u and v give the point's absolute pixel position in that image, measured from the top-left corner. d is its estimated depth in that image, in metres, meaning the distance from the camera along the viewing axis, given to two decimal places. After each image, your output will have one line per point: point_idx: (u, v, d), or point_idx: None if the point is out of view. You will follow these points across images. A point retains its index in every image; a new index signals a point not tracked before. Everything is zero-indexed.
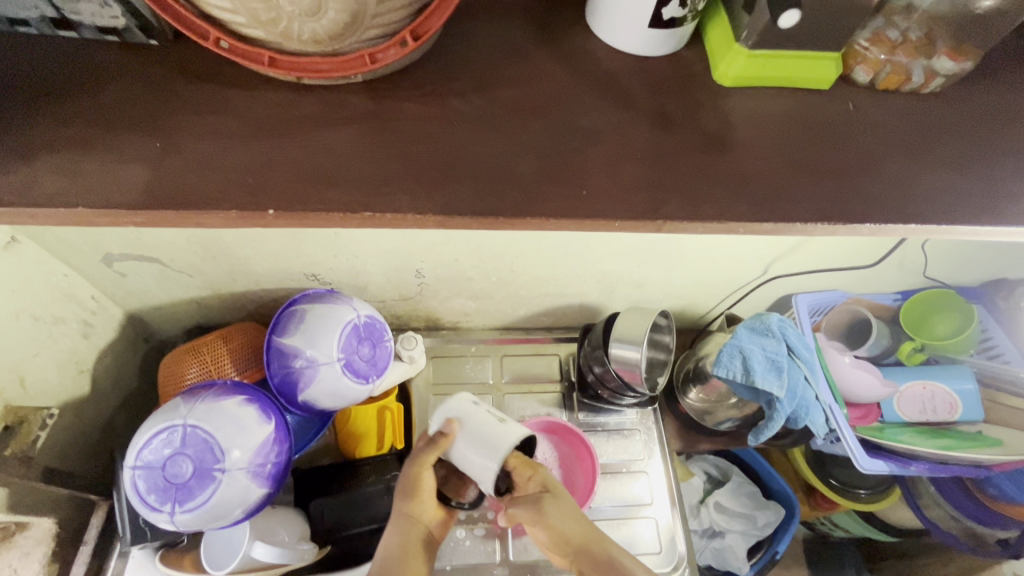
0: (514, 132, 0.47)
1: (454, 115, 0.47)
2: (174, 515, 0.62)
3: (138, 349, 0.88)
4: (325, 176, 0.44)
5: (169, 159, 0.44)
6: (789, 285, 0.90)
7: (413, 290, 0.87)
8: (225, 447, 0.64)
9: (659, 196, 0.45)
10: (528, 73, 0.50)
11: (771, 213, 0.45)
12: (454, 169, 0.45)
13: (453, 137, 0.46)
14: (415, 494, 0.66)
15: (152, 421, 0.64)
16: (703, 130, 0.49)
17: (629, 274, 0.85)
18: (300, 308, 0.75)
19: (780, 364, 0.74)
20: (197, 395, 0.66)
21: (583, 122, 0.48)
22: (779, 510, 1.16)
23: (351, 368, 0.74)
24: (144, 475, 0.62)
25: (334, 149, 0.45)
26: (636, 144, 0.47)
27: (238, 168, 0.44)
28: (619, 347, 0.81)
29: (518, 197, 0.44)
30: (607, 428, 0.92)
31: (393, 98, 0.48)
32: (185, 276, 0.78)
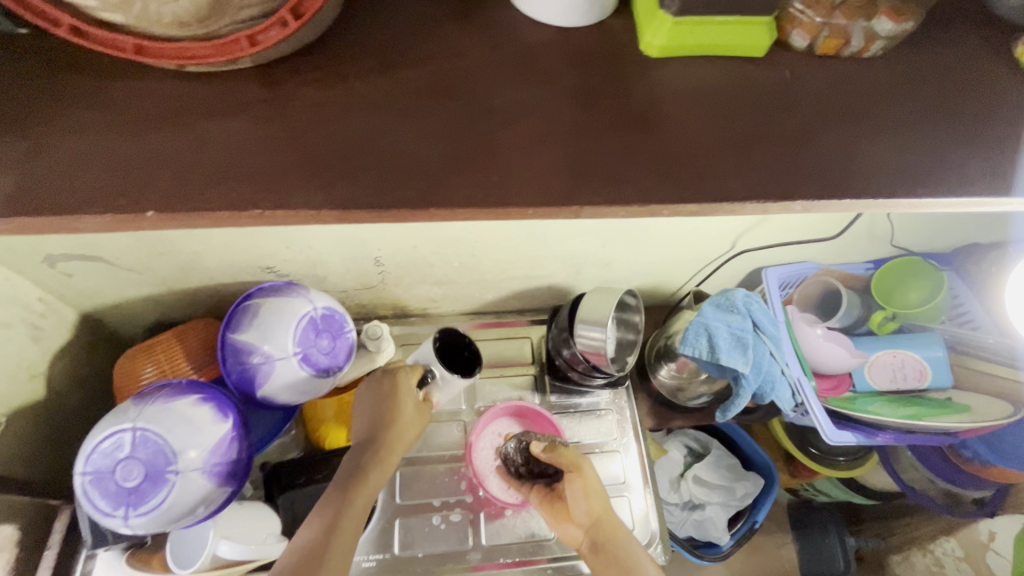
0: (431, 114, 0.45)
1: (364, 97, 0.45)
2: (128, 519, 0.61)
3: (97, 348, 0.87)
4: (218, 169, 0.42)
5: (43, 158, 0.42)
6: (758, 259, 0.89)
7: (374, 279, 0.85)
8: (179, 449, 0.63)
9: (585, 177, 0.43)
10: (445, 47, 0.48)
11: (698, 195, 0.44)
12: (363, 156, 0.43)
13: (363, 122, 0.44)
14: (392, 413, 0.70)
15: (99, 426, 0.63)
16: (634, 104, 0.46)
17: (592, 254, 0.84)
18: (254, 302, 0.74)
19: (745, 340, 0.73)
20: (148, 398, 0.65)
21: (499, 102, 0.45)
22: (759, 480, 1.17)
23: (309, 362, 0.73)
24: (93, 481, 0.61)
25: (228, 141, 0.43)
26: (555, 121, 0.45)
27: (138, 171, 0.42)
28: (584, 329, 0.79)
29: (429, 184, 0.42)
30: (580, 410, 0.92)
31: (290, 82, 0.45)
32: (136, 274, 0.76)
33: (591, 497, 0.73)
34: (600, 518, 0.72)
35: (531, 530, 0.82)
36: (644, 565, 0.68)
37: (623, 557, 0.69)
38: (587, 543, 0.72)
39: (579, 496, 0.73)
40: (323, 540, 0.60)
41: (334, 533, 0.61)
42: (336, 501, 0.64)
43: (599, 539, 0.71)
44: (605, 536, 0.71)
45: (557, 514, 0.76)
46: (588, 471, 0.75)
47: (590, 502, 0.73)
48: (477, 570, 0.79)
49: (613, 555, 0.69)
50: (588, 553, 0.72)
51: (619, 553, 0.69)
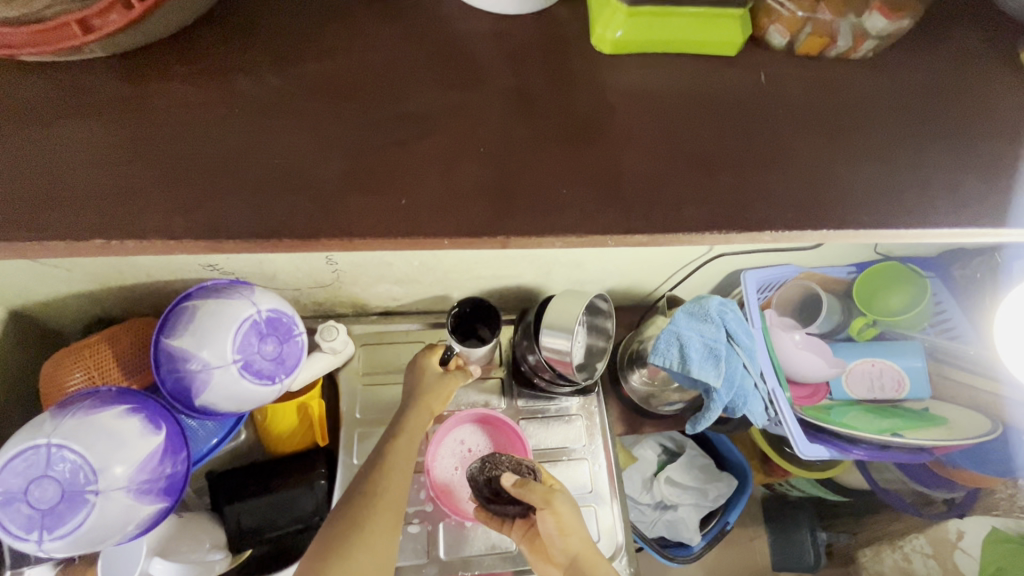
0: (317, 122, 0.46)
1: (238, 97, 0.47)
2: (43, 543, 0.56)
3: (29, 346, 0.81)
4: (80, 186, 0.44)
5: None
6: (736, 262, 0.86)
7: (328, 278, 0.79)
8: (101, 466, 0.58)
9: (510, 206, 0.45)
10: (345, 42, 0.49)
11: (654, 224, 0.45)
12: (272, 177, 0.44)
13: (245, 130, 0.46)
14: (418, 385, 0.77)
15: (10, 442, 0.57)
16: (577, 115, 0.48)
17: (562, 254, 0.79)
18: (192, 304, 0.68)
19: (717, 351, 0.69)
20: (67, 410, 0.59)
21: (404, 109, 0.47)
22: (732, 481, 1.15)
23: (250, 370, 0.68)
24: (1, 503, 0.55)
25: (72, 144, 0.45)
26: (438, 131, 0.47)
27: (83, 195, 0.43)
28: (549, 335, 0.75)
29: (344, 209, 0.44)
30: (547, 415, 0.88)
31: (157, 80, 0.47)
32: (62, 270, 0.70)
33: (566, 536, 0.67)
34: (578, 555, 0.67)
35: (492, 541, 0.79)
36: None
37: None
38: None
39: (554, 534, 0.67)
40: (357, 505, 0.64)
41: (377, 495, 0.66)
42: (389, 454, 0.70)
43: None
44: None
45: (540, 550, 0.72)
46: (562, 509, 0.67)
47: (566, 540, 0.67)
48: None
49: None
50: None
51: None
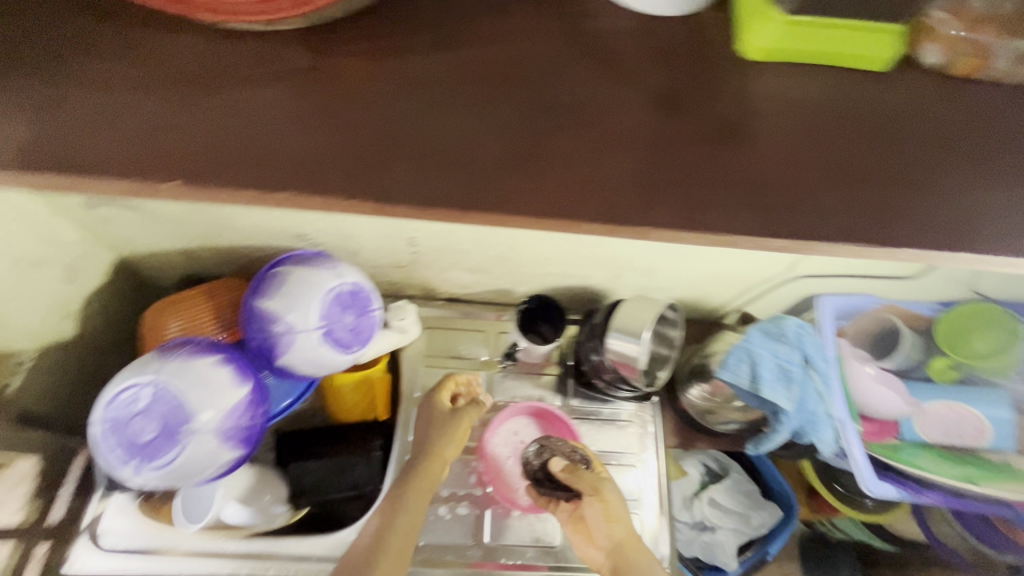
0: (482, 104, 0.46)
1: (416, 78, 0.47)
2: (140, 471, 0.61)
3: (129, 294, 0.88)
4: (252, 149, 0.43)
5: (71, 114, 0.43)
6: (814, 286, 0.83)
7: (406, 259, 0.82)
8: (195, 408, 0.62)
9: (655, 194, 0.43)
10: (506, 33, 0.50)
11: (783, 230, 0.43)
12: (426, 148, 0.44)
13: (409, 107, 0.46)
14: (431, 423, 0.81)
15: (120, 375, 0.63)
16: (720, 117, 0.47)
17: (636, 259, 0.80)
18: (284, 270, 0.72)
19: (790, 373, 0.68)
20: (170, 353, 0.64)
21: (561, 98, 0.47)
22: (776, 511, 1.13)
23: (331, 337, 0.71)
24: (109, 430, 0.61)
25: (260, 108, 0.45)
26: (608, 124, 0.46)
27: (243, 155, 0.43)
28: (616, 337, 0.75)
29: (489, 181, 0.43)
30: (600, 418, 0.89)
31: (335, 54, 0.48)
32: (171, 226, 0.76)
33: (612, 521, 0.73)
34: (622, 542, 0.72)
35: (535, 535, 0.80)
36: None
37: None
38: (608, 566, 0.72)
39: (599, 519, 0.73)
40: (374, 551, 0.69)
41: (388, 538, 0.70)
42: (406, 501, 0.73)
43: (620, 563, 0.71)
44: (627, 560, 0.71)
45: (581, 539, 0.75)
46: (611, 495, 0.75)
47: (611, 526, 0.73)
48: (477, 567, 0.77)
49: None
50: None
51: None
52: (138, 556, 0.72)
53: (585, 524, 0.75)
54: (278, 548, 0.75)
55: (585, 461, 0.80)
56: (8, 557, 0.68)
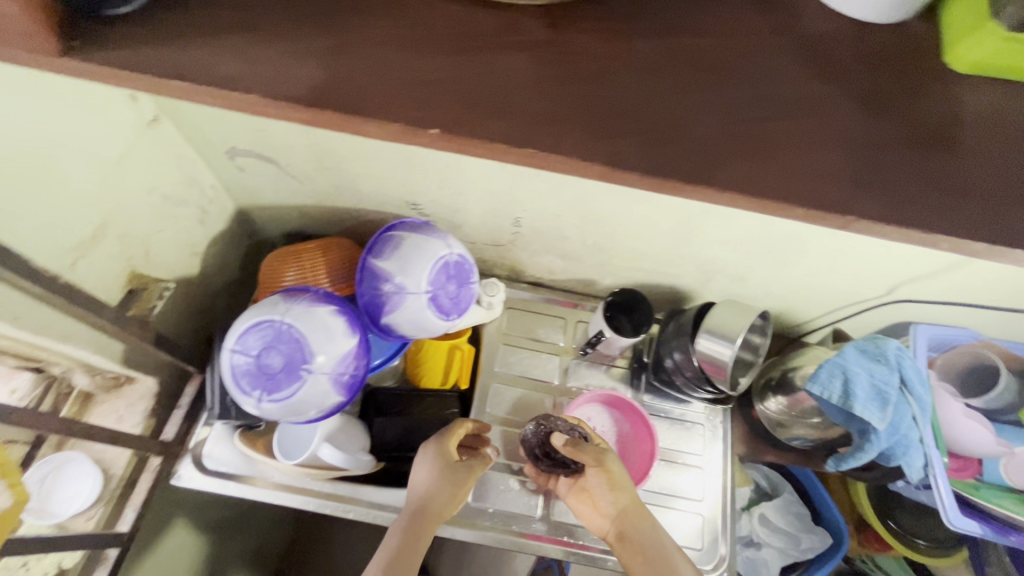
0: (706, 91, 0.39)
1: (640, 58, 0.39)
2: (261, 402, 0.66)
3: (241, 242, 0.95)
4: (492, 105, 0.36)
5: (344, 60, 0.38)
6: (907, 312, 0.82)
7: (506, 238, 0.85)
8: (314, 350, 0.67)
9: (870, 188, 0.37)
10: (723, 18, 0.42)
11: (987, 235, 0.37)
12: (641, 119, 0.37)
13: (638, 84, 0.38)
14: (436, 476, 0.75)
15: (251, 312, 0.68)
16: (924, 123, 0.41)
17: (732, 265, 0.80)
18: (396, 234, 0.77)
19: (886, 395, 0.67)
20: (295, 298, 0.69)
21: (782, 90, 0.40)
22: (826, 538, 1.11)
23: (434, 303, 0.75)
24: (238, 360, 0.66)
25: (505, 75, 0.37)
26: (832, 122, 0.39)
27: (492, 110, 0.36)
28: (708, 339, 0.76)
29: (704, 160, 0.36)
30: (670, 416, 0.90)
31: (573, 26, 0.40)
32: (296, 182, 0.81)
33: (615, 490, 0.73)
34: (626, 510, 0.72)
35: None
36: (668, 556, 0.69)
37: (647, 549, 0.69)
38: (612, 533, 0.73)
39: (602, 488, 0.74)
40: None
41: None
42: (439, 473, 0.75)
43: (624, 529, 0.72)
44: (630, 526, 0.71)
45: (582, 506, 0.76)
46: (614, 467, 0.74)
47: (614, 495, 0.73)
48: (537, 539, 0.80)
49: (639, 549, 0.70)
50: (614, 542, 0.72)
51: (643, 543, 0.70)
52: (236, 482, 0.79)
53: (587, 490, 0.76)
54: (360, 493, 0.80)
55: (584, 433, 0.79)
56: (126, 465, 0.76)
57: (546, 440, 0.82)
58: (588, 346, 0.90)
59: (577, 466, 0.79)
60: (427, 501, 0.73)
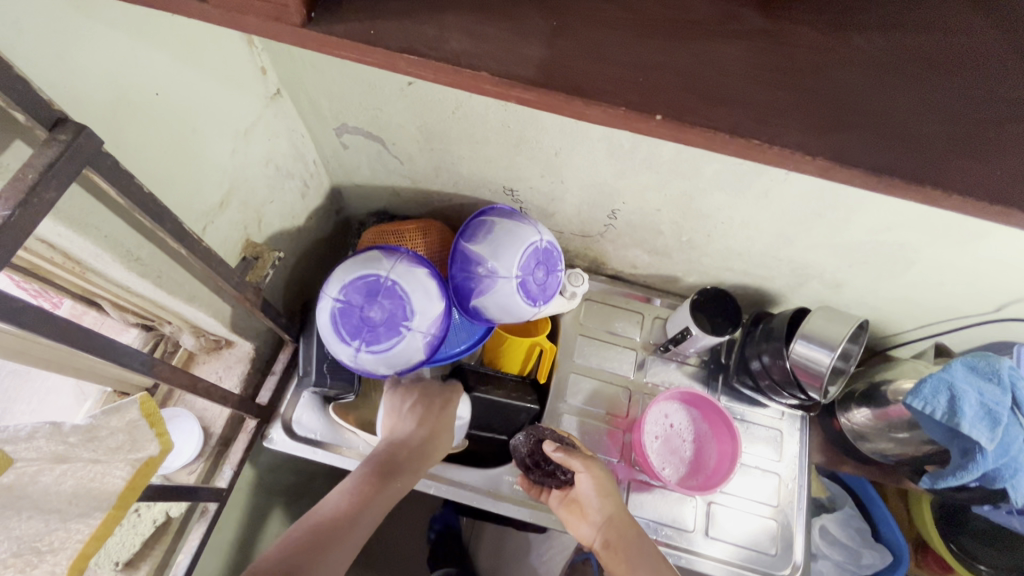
0: (927, 88, 0.31)
1: (859, 54, 0.31)
2: (358, 352, 0.69)
3: (330, 218, 0.97)
4: (715, 91, 0.30)
5: (563, 40, 0.31)
6: (1010, 331, 0.79)
7: (596, 229, 0.85)
8: (415, 310, 0.69)
9: None
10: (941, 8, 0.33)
11: None
12: (851, 113, 0.30)
13: (853, 78, 0.31)
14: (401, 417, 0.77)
15: (356, 265, 0.70)
16: None
17: (830, 271, 0.78)
18: (490, 220, 0.78)
19: (998, 415, 0.65)
20: (397, 256, 0.71)
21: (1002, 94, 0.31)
22: (886, 555, 1.09)
23: (526, 289, 0.76)
24: (341, 310, 0.69)
25: (724, 64, 0.31)
26: None
27: (712, 101, 0.30)
28: (804, 345, 0.75)
29: (920, 162, 0.29)
30: (746, 419, 0.89)
31: (790, 18, 0.32)
32: (397, 162, 0.83)
33: (603, 496, 0.73)
34: (613, 517, 0.72)
35: (671, 515, 0.82)
36: (655, 560, 0.68)
37: (636, 556, 0.68)
38: (600, 541, 0.72)
39: (591, 495, 0.73)
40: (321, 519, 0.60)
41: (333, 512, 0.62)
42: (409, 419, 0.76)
43: (612, 537, 0.71)
44: (618, 535, 0.70)
45: (573, 514, 0.76)
46: (597, 475, 0.74)
47: (602, 502, 0.72)
48: None
49: (628, 555, 0.69)
50: (602, 551, 0.72)
51: (631, 550, 0.69)
52: (323, 450, 0.81)
53: (578, 499, 0.75)
54: (442, 472, 0.83)
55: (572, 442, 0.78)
56: (226, 425, 0.80)
57: (535, 450, 0.78)
58: (669, 343, 0.90)
59: (567, 476, 0.77)
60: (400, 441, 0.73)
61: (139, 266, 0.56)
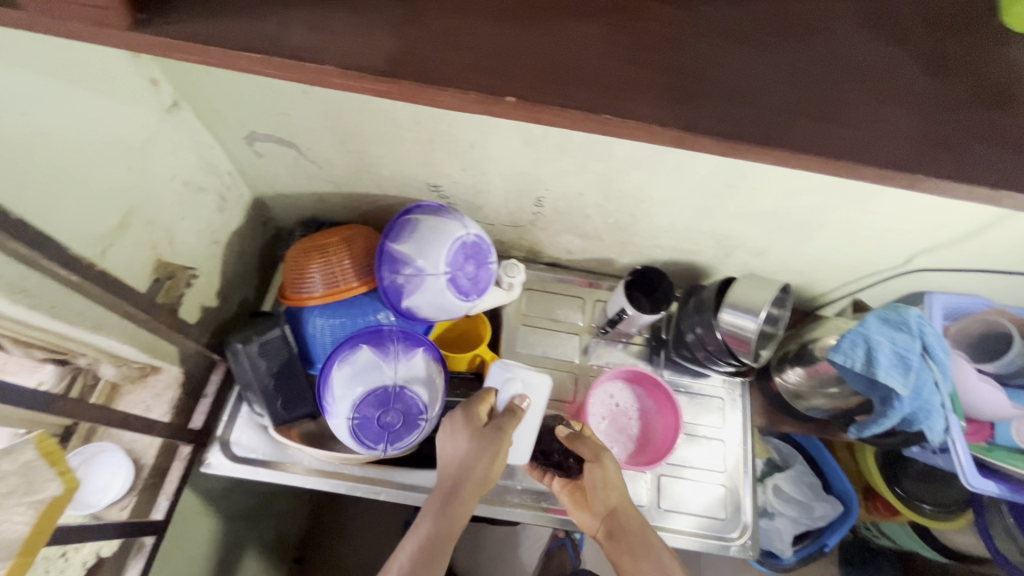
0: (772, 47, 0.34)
1: (703, 20, 0.34)
2: (387, 452, 0.77)
3: (257, 229, 0.93)
4: (562, 71, 0.31)
5: (414, 29, 0.33)
6: (922, 282, 0.84)
7: (525, 218, 0.86)
8: (425, 402, 0.78)
9: (935, 146, 0.32)
10: None
11: None
12: (699, 77, 0.32)
13: (702, 45, 0.33)
14: (472, 453, 0.72)
15: (361, 379, 0.77)
16: (986, 77, 0.35)
17: (752, 239, 0.81)
18: (414, 217, 0.76)
19: (909, 361, 0.69)
20: (392, 356, 0.78)
21: (845, 50, 0.34)
22: (836, 505, 1.14)
23: (455, 284, 0.76)
24: (359, 423, 0.76)
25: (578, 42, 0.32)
26: (908, 87, 0.34)
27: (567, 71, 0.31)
28: (732, 313, 0.77)
29: (768, 119, 0.31)
30: (690, 390, 0.92)
31: None
32: (315, 166, 0.80)
33: (609, 488, 0.72)
34: (617, 509, 0.73)
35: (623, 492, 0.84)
36: (657, 554, 0.70)
37: (638, 547, 0.71)
38: (602, 531, 0.74)
39: (597, 486, 0.73)
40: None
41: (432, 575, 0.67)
42: (471, 456, 0.72)
43: (615, 528, 0.73)
44: (623, 526, 0.72)
45: (578, 501, 0.77)
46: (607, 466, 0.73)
47: (608, 493, 0.73)
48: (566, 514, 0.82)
49: (631, 546, 0.71)
50: (604, 539, 0.74)
51: (633, 541, 0.71)
52: (265, 468, 0.79)
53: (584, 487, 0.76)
54: (392, 475, 0.81)
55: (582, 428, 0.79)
56: (158, 455, 0.76)
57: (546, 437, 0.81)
58: (608, 325, 0.90)
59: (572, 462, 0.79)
60: (461, 480, 0.72)
61: (25, 297, 0.52)
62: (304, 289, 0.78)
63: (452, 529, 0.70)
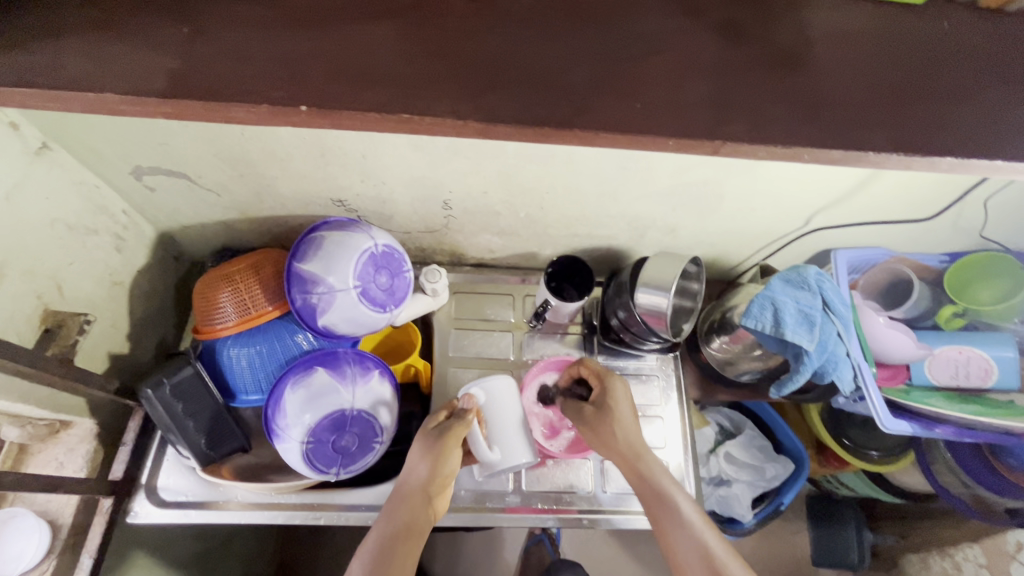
0: (572, 38, 0.40)
1: (504, 14, 0.40)
2: (339, 476, 0.78)
3: (169, 266, 0.90)
4: (361, 73, 0.38)
5: (199, 47, 0.38)
6: (828, 239, 0.87)
7: (439, 222, 0.85)
8: (381, 425, 0.79)
9: (731, 110, 0.39)
10: None
11: (837, 139, 0.39)
12: (503, 73, 0.38)
13: (504, 38, 0.39)
14: (419, 458, 0.74)
15: (318, 404, 0.78)
16: (778, 45, 0.42)
17: (660, 218, 0.83)
18: (320, 235, 0.75)
19: (813, 317, 0.72)
20: (349, 379, 0.79)
21: (645, 29, 0.40)
22: (788, 464, 1.17)
23: (368, 297, 0.75)
24: (313, 447, 0.77)
25: (370, 47, 0.38)
26: (701, 57, 0.40)
27: (365, 79, 0.38)
28: (646, 293, 0.78)
29: (569, 106, 0.38)
30: (625, 372, 0.93)
31: None
32: (213, 195, 0.78)
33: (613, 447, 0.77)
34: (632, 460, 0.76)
35: (568, 481, 0.84)
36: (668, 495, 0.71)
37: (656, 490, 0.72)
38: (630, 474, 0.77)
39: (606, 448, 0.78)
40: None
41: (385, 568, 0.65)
42: (418, 461, 0.74)
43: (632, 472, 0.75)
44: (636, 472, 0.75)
45: None
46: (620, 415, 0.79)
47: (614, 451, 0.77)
48: (513, 512, 0.82)
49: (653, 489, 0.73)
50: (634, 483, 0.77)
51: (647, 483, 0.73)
52: (197, 509, 0.77)
53: None
54: (332, 498, 0.79)
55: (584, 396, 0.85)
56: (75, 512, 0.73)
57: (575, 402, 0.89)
58: (537, 319, 0.90)
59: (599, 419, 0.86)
60: (412, 484, 0.73)
61: None
62: (216, 319, 0.76)
63: (406, 530, 0.69)
